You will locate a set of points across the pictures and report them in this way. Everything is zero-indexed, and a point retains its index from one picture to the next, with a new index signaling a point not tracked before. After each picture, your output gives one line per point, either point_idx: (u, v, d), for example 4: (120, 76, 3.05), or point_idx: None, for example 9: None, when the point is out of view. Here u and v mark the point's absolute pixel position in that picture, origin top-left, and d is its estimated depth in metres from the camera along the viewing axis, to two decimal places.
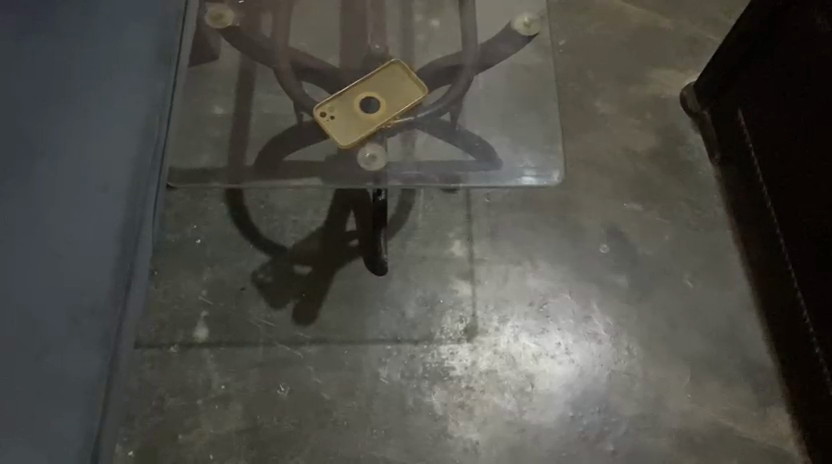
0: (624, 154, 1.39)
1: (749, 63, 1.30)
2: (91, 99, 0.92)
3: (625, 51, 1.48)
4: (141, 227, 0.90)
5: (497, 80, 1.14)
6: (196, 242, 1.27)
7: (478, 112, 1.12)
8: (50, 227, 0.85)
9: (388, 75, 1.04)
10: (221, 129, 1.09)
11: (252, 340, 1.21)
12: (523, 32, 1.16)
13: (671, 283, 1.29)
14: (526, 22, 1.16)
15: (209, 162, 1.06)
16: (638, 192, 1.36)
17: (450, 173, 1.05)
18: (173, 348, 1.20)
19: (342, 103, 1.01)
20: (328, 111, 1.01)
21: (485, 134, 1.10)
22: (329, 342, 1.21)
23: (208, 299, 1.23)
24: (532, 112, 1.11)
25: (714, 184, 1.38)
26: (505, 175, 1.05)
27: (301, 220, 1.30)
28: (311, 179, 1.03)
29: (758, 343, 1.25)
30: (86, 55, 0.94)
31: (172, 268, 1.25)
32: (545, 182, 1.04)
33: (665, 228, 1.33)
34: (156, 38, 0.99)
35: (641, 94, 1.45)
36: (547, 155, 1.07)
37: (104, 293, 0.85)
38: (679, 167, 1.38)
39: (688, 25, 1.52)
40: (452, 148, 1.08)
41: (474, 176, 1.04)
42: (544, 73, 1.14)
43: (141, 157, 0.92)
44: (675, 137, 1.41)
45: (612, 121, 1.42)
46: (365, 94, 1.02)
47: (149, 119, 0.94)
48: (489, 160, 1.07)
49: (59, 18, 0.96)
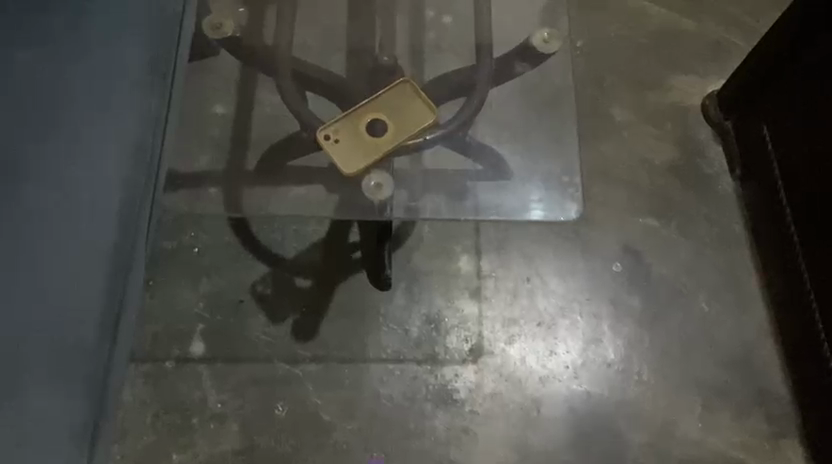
0: (641, 165, 1.33)
1: (775, 80, 1.23)
2: (81, 120, 0.87)
3: (644, 54, 1.41)
4: (134, 251, 0.85)
5: (510, 96, 1.07)
6: (194, 251, 1.23)
7: (491, 128, 1.06)
8: (37, 255, 0.81)
9: (399, 94, 0.92)
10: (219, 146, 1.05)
11: (250, 355, 1.17)
12: (541, 49, 1.08)
13: (684, 305, 1.24)
14: (545, 38, 1.08)
15: (207, 177, 1.01)
16: (655, 206, 1.31)
17: (460, 202, 0.99)
18: (169, 363, 1.16)
19: (348, 124, 0.90)
20: (333, 130, 0.90)
21: (496, 142, 1.04)
22: (329, 360, 1.17)
23: (205, 312, 1.19)
24: (548, 132, 1.05)
25: (733, 201, 1.32)
26: (517, 205, 0.99)
27: (302, 229, 1.25)
28: (309, 194, 0.99)
29: (773, 370, 1.21)
30: (77, 71, 0.89)
31: (169, 278, 1.21)
32: (559, 217, 0.98)
33: (681, 245, 1.28)
34: (150, 52, 0.93)
35: (660, 102, 1.38)
36: (562, 186, 1.01)
37: (92, 327, 0.80)
38: (697, 179, 1.33)
39: (713, 28, 1.44)
40: (467, 168, 1.02)
41: (487, 204, 0.99)
42: (560, 90, 1.07)
43: (132, 178, 0.87)
44: (695, 149, 1.35)
45: (630, 131, 1.36)
46: (372, 115, 0.91)
47: (140, 140, 0.89)
48: (501, 179, 1.01)
49: (50, 30, 0.90)
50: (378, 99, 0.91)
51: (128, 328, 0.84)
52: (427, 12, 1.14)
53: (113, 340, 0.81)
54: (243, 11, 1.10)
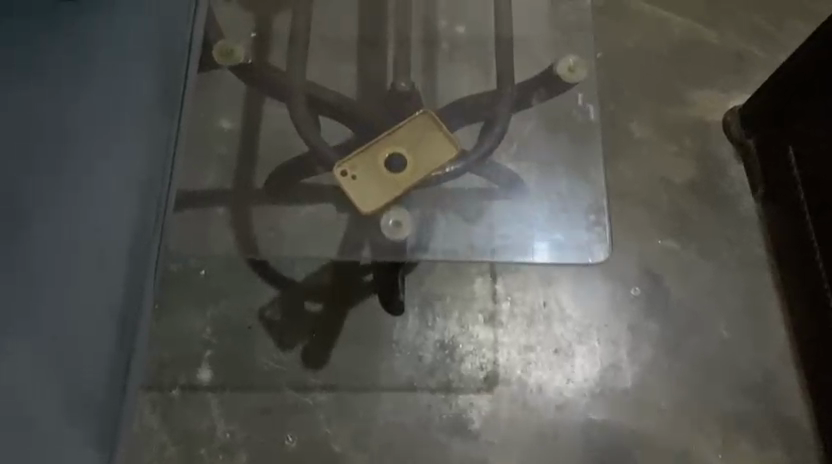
0: (660, 184, 1.30)
1: (804, 101, 1.18)
2: (91, 160, 0.87)
3: (664, 67, 1.37)
4: (144, 291, 0.85)
5: (532, 121, 1.05)
6: (201, 273, 1.19)
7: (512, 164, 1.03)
8: (45, 297, 0.81)
9: (420, 126, 0.88)
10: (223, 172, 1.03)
11: (259, 383, 1.14)
12: (565, 79, 1.05)
13: (704, 331, 1.21)
14: (569, 67, 1.05)
15: (215, 202, 1.01)
16: (675, 227, 1.27)
17: (485, 243, 0.97)
18: (175, 392, 1.13)
19: (366, 158, 0.86)
20: (350, 168, 0.86)
21: (519, 171, 1.03)
22: (340, 388, 1.14)
23: (213, 337, 1.16)
24: (571, 168, 1.03)
25: (754, 222, 1.28)
26: (545, 247, 0.98)
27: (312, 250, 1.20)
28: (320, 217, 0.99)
29: (794, 399, 1.18)
30: (87, 110, 0.89)
31: (175, 302, 1.17)
32: (587, 260, 0.97)
33: (702, 268, 1.25)
34: (158, 87, 0.92)
35: (680, 117, 1.34)
36: (588, 226, 0.99)
37: (101, 371, 0.80)
38: (718, 199, 1.29)
39: (735, 40, 1.40)
40: (489, 206, 0.99)
41: (513, 247, 0.97)
42: (582, 124, 1.05)
43: (141, 219, 0.87)
44: (715, 167, 1.31)
45: (648, 148, 1.32)
46: (392, 149, 0.86)
47: (148, 179, 0.88)
48: (525, 219, 0.99)
49: (60, 67, 0.91)
50: (398, 132, 0.87)
51: (139, 369, 0.84)
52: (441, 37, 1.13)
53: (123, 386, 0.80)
54: (256, 37, 1.09)
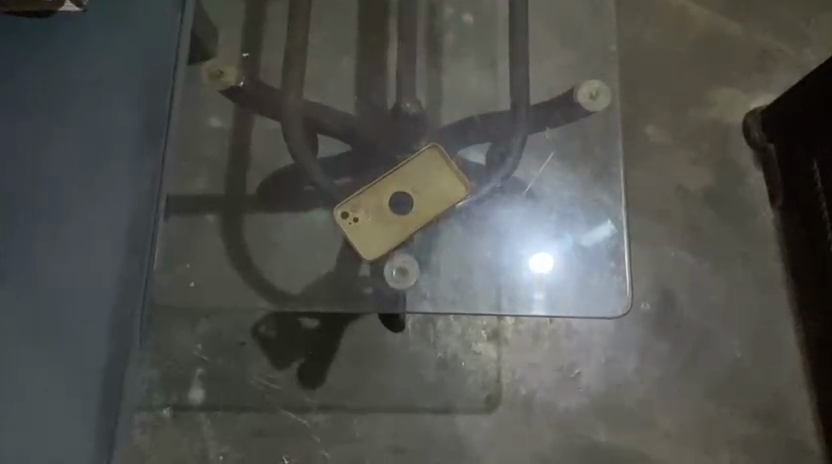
0: (675, 193, 1.24)
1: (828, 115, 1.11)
2: (78, 203, 0.89)
3: (683, 64, 1.29)
4: (133, 336, 0.86)
5: (547, 145, 1.04)
6: (190, 285, 1.12)
7: (531, 206, 1.00)
8: (37, 343, 0.85)
9: (428, 163, 0.81)
10: (216, 177, 1.17)
11: (253, 404, 1.09)
12: (587, 107, 0.99)
13: (715, 350, 1.17)
14: (592, 94, 0.99)
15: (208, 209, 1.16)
16: (689, 241, 1.22)
17: (494, 292, 0.96)
18: (166, 411, 1.09)
19: (370, 200, 0.79)
20: (352, 209, 0.79)
21: (531, 211, 1.00)
22: (338, 409, 1.10)
23: (204, 355, 1.11)
24: (595, 211, 1.00)
25: (771, 234, 1.23)
26: (564, 299, 0.96)
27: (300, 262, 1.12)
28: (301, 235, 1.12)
29: (806, 423, 1.15)
30: (76, 149, 0.91)
31: (164, 316, 1.12)
32: (604, 314, 0.95)
33: (714, 284, 1.20)
34: (144, 118, 0.92)
35: (698, 120, 1.27)
36: (604, 273, 0.97)
37: (90, 421, 0.83)
38: (735, 209, 1.23)
39: (760, 34, 1.31)
40: (508, 253, 0.98)
41: (532, 297, 0.95)
42: (606, 164, 1.02)
43: (128, 262, 0.88)
44: (733, 175, 1.25)
45: (663, 155, 1.25)
46: (397, 189, 0.79)
47: (135, 218, 0.89)
48: (538, 267, 0.97)
49: (51, 103, 0.92)
50: (404, 170, 0.80)
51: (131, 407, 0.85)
52: (445, 57, 1.11)
53: (117, 405, 0.84)
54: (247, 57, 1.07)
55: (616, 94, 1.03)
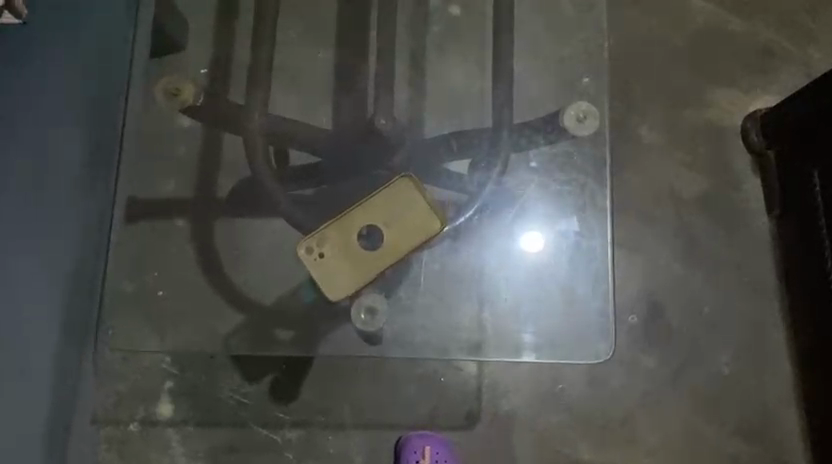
0: (669, 198, 1.18)
1: (826, 124, 1.04)
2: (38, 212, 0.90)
3: (681, 60, 1.22)
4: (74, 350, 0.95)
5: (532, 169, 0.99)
6: (158, 295, 1.07)
7: (516, 244, 0.97)
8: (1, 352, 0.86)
9: (403, 194, 0.76)
10: (181, 178, 1.10)
11: (224, 419, 1.06)
12: (574, 130, 0.94)
13: (703, 364, 1.13)
14: (580, 117, 0.94)
15: (174, 213, 1.10)
16: (681, 249, 1.17)
17: (480, 332, 0.96)
18: (133, 427, 1.05)
19: (337, 232, 0.74)
20: (316, 244, 0.74)
21: (508, 241, 0.97)
22: (312, 425, 1.07)
23: (173, 368, 1.07)
24: (584, 247, 0.98)
25: (767, 242, 1.18)
26: (553, 344, 0.97)
27: (271, 274, 1.09)
28: (277, 243, 1.08)
29: (793, 441, 1.12)
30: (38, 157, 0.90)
31: (129, 327, 1.05)
32: (597, 357, 0.97)
33: (705, 294, 1.15)
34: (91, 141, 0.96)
35: (695, 120, 1.21)
36: (588, 312, 0.98)
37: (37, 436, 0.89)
38: (730, 216, 1.18)
39: (763, 29, 1.24)
40: (492, 294, 0.97)
41: (521, 341, 0.97)
42: (594, 190, 0.99)
43: (75, 284, 0.94)
44: (730, 180, 1.19)
45: (658, 157, 1.19)
46: (368, 222, 0.75)
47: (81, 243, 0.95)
48: (522, 306, 0.97)
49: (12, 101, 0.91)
50: (377, 200, 0.75)
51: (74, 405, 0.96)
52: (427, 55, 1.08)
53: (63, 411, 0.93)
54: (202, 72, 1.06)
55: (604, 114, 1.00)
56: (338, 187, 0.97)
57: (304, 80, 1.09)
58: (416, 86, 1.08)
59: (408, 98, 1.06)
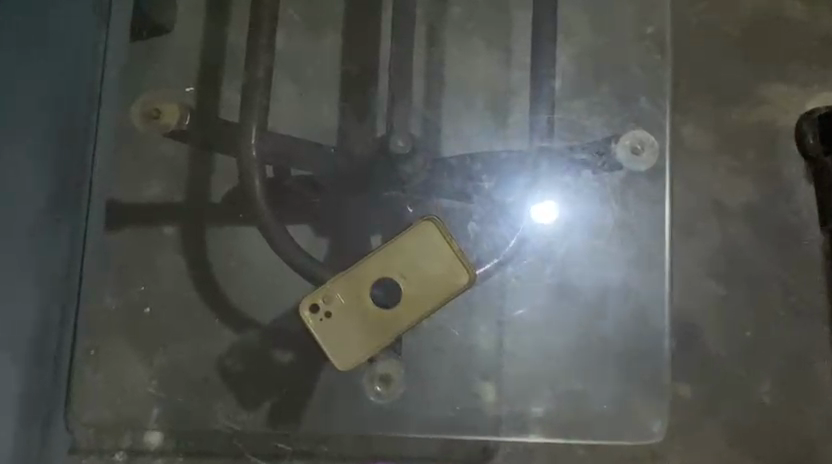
0: (710, 209, 1.07)
1: None
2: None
3: (730, 51, 1.09)
4: (51, 365, 0.95)
5: (573, 196, 0.91)
6: (145, 312, 0.97)
7: (539, 301, 0.93)
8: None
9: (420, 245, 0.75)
10: (167, 184, 0.98)
11: (219, 448, 0.97)
12: (628, 162, 0.92)
13: (741, 394, 1.03)
14: (634, 147, 0.92)
15: (161, 218, 0.98)
16: (722, 266, 1.06)
17: (499, 392, 0.92)
18: (119, 456, 0.97)
19: (349, 289, 0.74)
20: (326, 300, 0.74)
21: (535, 285, 0.93)
22: (317, 455, 0.97)
23: (160, 393, 0.95)
24: (627, 307, 0.93)
25: (820, 260, 1.06)
26: (571, 422, 0.92)
27: (265, 294, 0.96)
28: (270, 259, 0.95)
29: None
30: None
31: (114, 348, 0.96)
32: (640, 439, 0.93)
33: (745, 317, 1.05)
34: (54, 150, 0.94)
35: (742, 121, 1.08)
36: (622, 363, 0.93)
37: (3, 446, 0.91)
38: (778, 230, 1.06)
39: (826, 16, 1.09)
40: (514, 368, 0.93)
41: (531, 418, 0.92)
42: (646, 245, 0.94)
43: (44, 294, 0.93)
44: (779, 189, 1.07)
45: (697, 163, 1.07)
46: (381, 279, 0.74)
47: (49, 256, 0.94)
48: (550, 351, 0.93)
49: None
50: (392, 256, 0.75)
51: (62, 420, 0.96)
52: (447, 49, 0.97)
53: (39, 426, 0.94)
54: (190, 92, 0.98)
55: (652, 144, 0.93)
56: (338, 205, 0.90)
57: (306, 75, 0.97)
58: (433, 84, 0.95)
59: (423, 99, 0.94)
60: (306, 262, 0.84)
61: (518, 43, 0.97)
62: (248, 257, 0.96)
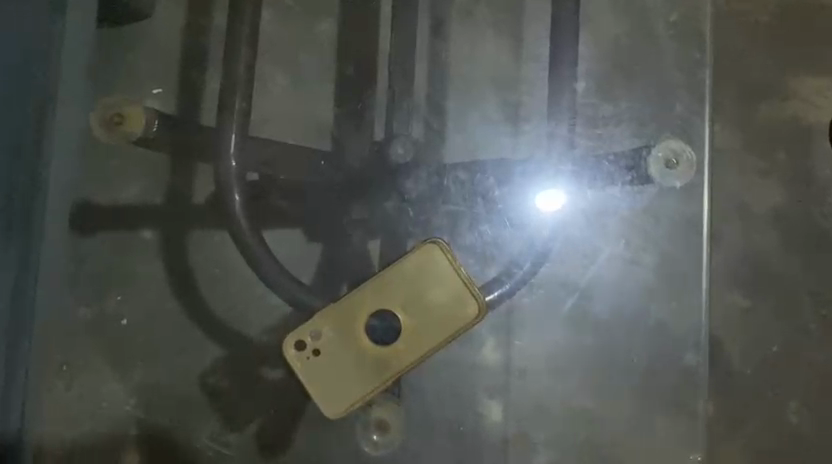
0: (737, 213, 0.98)
1: None
2: None
3: (761, 40, 1.00)
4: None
5: (591, 205, 0.82)
6: (122, 324, 0.88)
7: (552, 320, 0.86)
8: None
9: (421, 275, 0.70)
10: (143, 187, 0.89)
11: None
12: (661, 177, 0.85)
13: (767, 413, 0.97)
14: (670, 161, 0.85)
15: (141, 222, 0.89)
16: (749, 275, 0.98)
17: (506, 413, 0.86)
18: None
19: (344, 326, 0.69)
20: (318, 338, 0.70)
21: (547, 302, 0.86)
22: None
23: (138, 411, 0.88)
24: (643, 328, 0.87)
25: None
26: (587, 452, 0.85)
27: (249, 308, 0.87)
28: None
29: None
30: None
31: (89, 362, 0.88)
32: None
33: (773, 330, 0.97)
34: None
35: (773, 117, 1.00)
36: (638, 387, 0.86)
37: None
38: (810, 237, 0.98)
39: None
40: (522, 390, 0.86)
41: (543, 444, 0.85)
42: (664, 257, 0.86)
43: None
44: (812, 192, 0.99)
45: (723, 163, 0.99)
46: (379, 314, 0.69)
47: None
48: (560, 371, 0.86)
49: None
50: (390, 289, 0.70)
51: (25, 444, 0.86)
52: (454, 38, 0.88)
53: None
54: (159, 93, 0.90)
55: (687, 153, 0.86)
56: (334, 214, 0.82)
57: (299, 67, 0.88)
58: (439, 76, 0.86)
59: (427, 94, 0.85)
60: (292, 287, 0.76)
61: (533, 31, 0.88)
62: (232, 268, 0.86)
